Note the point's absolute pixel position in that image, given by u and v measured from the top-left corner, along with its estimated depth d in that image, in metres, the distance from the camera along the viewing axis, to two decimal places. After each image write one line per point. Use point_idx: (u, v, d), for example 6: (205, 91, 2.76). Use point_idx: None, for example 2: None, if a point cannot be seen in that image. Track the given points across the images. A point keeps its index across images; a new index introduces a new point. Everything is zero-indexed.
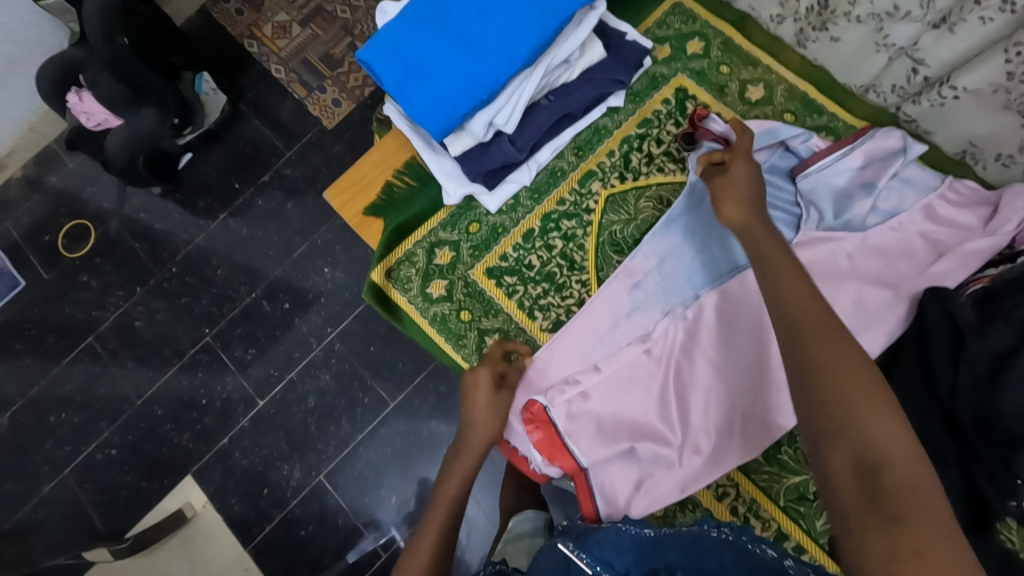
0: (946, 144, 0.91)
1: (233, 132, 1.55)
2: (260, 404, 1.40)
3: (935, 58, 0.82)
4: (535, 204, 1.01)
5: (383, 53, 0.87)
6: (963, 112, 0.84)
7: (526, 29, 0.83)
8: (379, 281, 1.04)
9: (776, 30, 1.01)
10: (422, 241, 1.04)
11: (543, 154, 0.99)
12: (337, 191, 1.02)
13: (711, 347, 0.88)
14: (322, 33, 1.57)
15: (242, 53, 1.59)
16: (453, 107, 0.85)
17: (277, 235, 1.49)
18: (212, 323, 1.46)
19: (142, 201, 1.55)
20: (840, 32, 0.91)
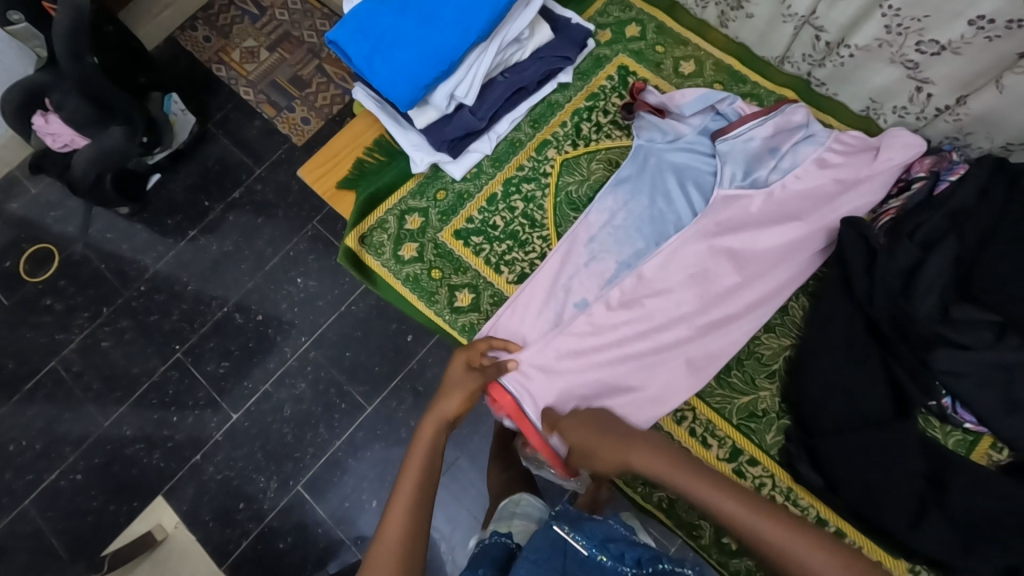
0: (851, 102, 1.04)
1: (202, 152, 1.58)
2: (234, 417, 1.38)
3: (832, 23, 0.95)
4: (497, 169, 1.07)
5: (350, 33, 0.95)
6: (861, 70, 0.97)
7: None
8: (353, 247, 1.07)
9: (702, 14, 1.12)
10: (392, 208, 1.07)
11: (502, 125, 1.07)
12: (311, 170, 1.09)
13: (661, 289, 0.92)
14: (289, 56, 1.63)
15: (210, 77, 1.63)
16: (414, 78, 0.91)
17: (248, 248, 1.50)
18: (183, 340, 1.45)
19: (108, 222, 1.54)
20: (752, 9, 1.03)
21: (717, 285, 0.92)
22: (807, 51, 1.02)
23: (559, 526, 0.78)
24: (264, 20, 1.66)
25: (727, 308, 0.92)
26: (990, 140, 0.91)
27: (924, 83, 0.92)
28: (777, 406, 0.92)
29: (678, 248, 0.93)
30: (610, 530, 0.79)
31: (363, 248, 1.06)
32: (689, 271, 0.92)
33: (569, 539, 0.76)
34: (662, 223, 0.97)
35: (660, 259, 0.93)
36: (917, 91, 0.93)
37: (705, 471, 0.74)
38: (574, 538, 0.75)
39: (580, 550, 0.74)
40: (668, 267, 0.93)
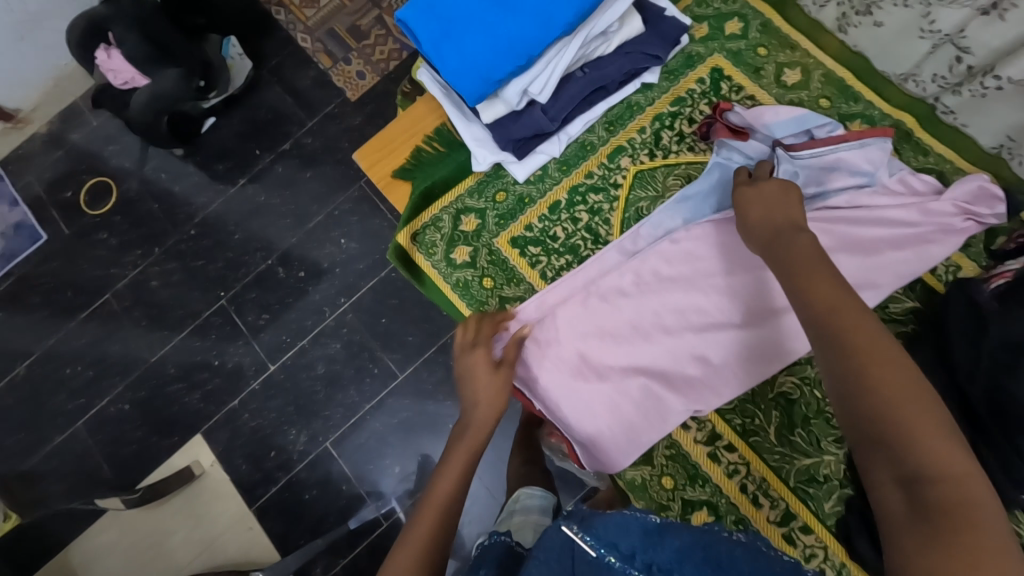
0: (983, 137, 0.89)
1: (255, 98, 1.55)
2: (270, 368, 1.42)
3: (981, 46, 0.79)
4: (562, 173, 1.01)
5: (422, 13, 0.88)
6: (1005, 105, 0.82)
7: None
8: (403, 244, 1.04)
9: (817, 13, 0.99)
10: (449, 201, 1.04)
11: (574, 127, 1.00)
12: (373, 150, 1.06)
13: (680, 302, 0.90)
14: (349, 4, 1.57)
15: (269, 20, 1.58)
16: (487, 71, 0.86)
17: (294, 203, 1.50)
18: (226, 287, 1.47)
19: (163, 161, 1.55)
20: (881, 16, 0.90)
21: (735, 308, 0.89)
22: (938, 73, 0.88)
23: (565, 526, 0.64)
24: None
25: (741, 341, 0.89)
26: None
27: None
28: (840, 473, 0.86)
29: (710, 261, 0.90)
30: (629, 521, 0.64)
31: (415, 243, 1.04)
32: (710, 287, 0.90)
33: (577, 539, 0.63)
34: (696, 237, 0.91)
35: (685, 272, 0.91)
36: None
37: (835, 275, 0.67)
38: (582, 537, 0.62)
39: (588, 549, 0.61)
40: (693, 283, 0.91)
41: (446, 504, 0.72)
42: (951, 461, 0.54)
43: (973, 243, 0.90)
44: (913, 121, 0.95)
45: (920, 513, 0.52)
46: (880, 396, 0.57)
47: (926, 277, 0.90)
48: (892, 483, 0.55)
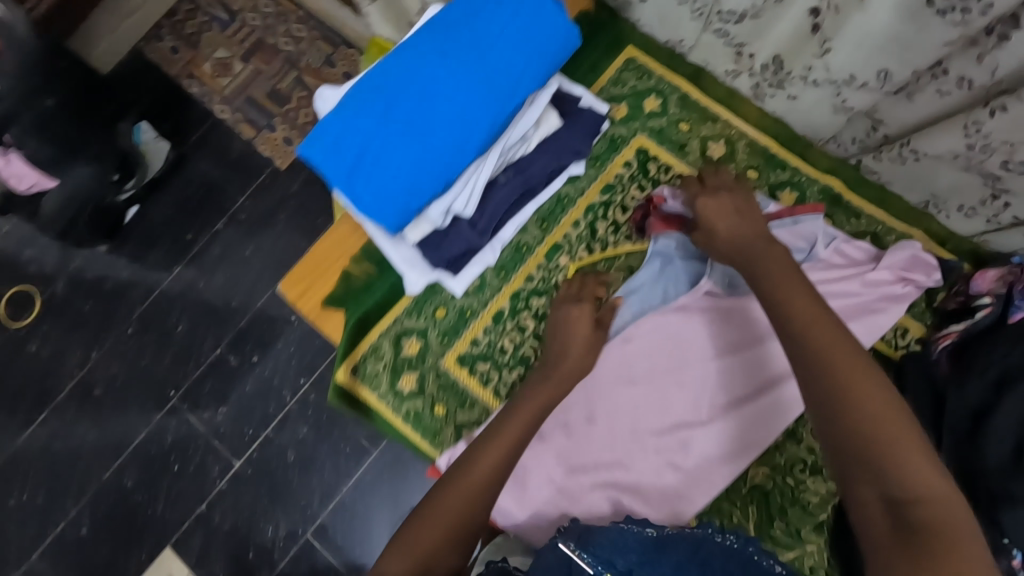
0: (909, 194, 0.94)
1: (180, 178, 1.47)
2: (236, 464, 1.34)
3: (895, 119, 0.86)
4: (501, 281, 0.97)
5: (324, 149, 0.73)
6: (926, 170, 0.87)
7: (480, 67, 0.73)
8: (345, 379, 0.98)
9: (732, 83, 1.00)
10: (386, 329, 0.99)
11: (506, 229, 0.89)
12: (298, 279, 0.94)
13: (640, 406, 0.90)
14: (265, 66, 1.50)
15: (183, 94, 1.50)
16: (406, 204, 0.72)
17: (237, 284, 1.42)
18: (178, 384, 1.39)
19: (88, 258, 1.45)
20: (793, 90, 0.91)
21: (697, 405, 0.89)
22: (857, 136, 0.93)
23: (564, 543, 0.70)
24: (234, 26, 1.52)
25: (708, 439, 0.88)
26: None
27: (1000, 193, 0.82)
28: (825, 562, 0.86)
29: (664, 361, 0.90)
30: (618, 539, 0.70)
31: (355, 379, 0.99)
32: (668, 386, 0.90)
33: (574, 556, 0.68)
34: (647, 334, 0.91)
35: (642, 374, 0.90)
36: (993, 198, 0.84)
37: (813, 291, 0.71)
38: (580, 555, 0.68)
39: (584, 565, 0.67)
40: (649, 384, 0.90)
41: (446, 534, 0.69)
42: (927, 483, 0.58)
43: (918, 304, 0.93)
44: (842, 183, 0.97)
45: (903, 530, 0.56)
46: (861, 422, 0.61)
47: (880, 343, 0.92)
48: (876, 500, 0.59)
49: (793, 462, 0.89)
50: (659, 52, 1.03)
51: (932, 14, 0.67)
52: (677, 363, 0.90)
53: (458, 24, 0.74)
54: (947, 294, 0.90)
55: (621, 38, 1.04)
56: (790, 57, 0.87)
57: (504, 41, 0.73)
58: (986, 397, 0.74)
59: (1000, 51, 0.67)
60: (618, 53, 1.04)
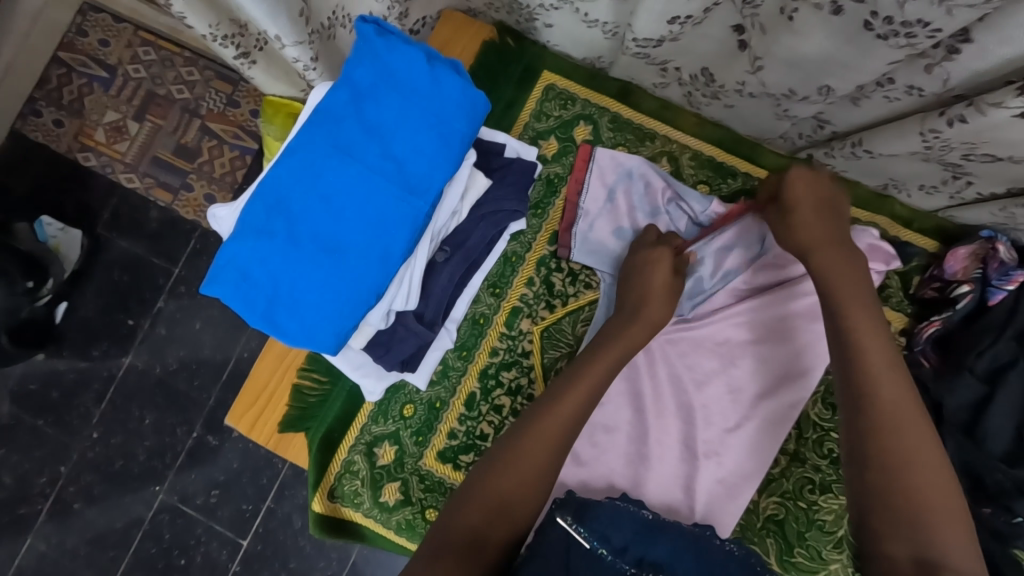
0: (866, 180, 0.52)
1: (101, 260, 0.89)
2: (244, 543, 0.85)
3: (847, 121, 0.44)
4: (469, 363, 0.54)
5: (230, 285, 0.42)
6: (893, 163, 0.47)
7: (399, 136, 0.42)
8: (327, 532, 0.53)
9: (662, 91, 0.55)
10: (355, 443, 0.54)
11: (460, 306, 0.52)
12: (243, 411, 0.54)
13: (629, 450, 0.52)
14: (161, 117, 0.90)
15: (77, 172, 0.90)
16: (338, 325, 0.42)
17: (195, 361, 0.88)
18: (160, 478, 0.87)
19: (11, 374, 0.88)
20: (736, 102, 0.48)
21: (690, 435, 0.51)
22: (799, 133, 0.50)
23: (559, 516, 0.36)
24: (111, 24, 0.91)
25: (711, 480, 0.51)
26: None
27: (963, 174, 0.44)
28: None
29: (642, 397, 0.52)
30: (629, 512, 0.39)
31: (337, 507, 0.53)
32: (663, 428, 0.52)
33: (572, 534, 0.35)
34: (636, 371, 0.52)
35: (622, 414, 0.52)
36: (948, 176, 0.46)
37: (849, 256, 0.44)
38: (579, 528, 0.35)
39: (583, 542, 0.35)
40: (638, 425, 0.52)
41: None
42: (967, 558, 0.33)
43: (889, 290, 0.52)
44: None
45: None
46: (889, 431, 0.37)
47: None
48: (901, 553, 0.34)
49: (799, 482, 0.51)
50: (586, 73, 0.56)
51: (869, 40, 0.32)
52: (649, 397, 0.52)
53: (355, 77, 0.42)
54: (923, 280, 0.51)
55: (535, 69, 0.57)
56: (722, 69, 0.44)
57: (432, 93, 0.42)
58: (977, 395, 0.45)
59: (951, 65, 0.32)
60: (534, 86, 0.56)
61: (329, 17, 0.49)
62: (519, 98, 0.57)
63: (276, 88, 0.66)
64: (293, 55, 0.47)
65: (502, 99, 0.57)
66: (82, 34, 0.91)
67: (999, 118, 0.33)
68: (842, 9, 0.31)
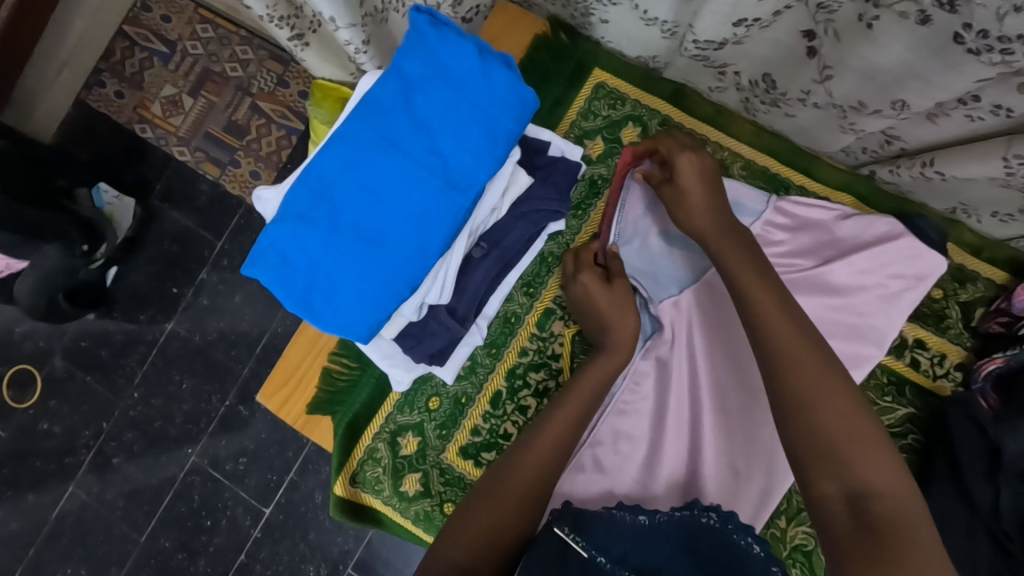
0: (932, 201, 0.49)
1: (152, 229, 0.93)
2: (268, 512, 0.88)
3: (918, 139, 0.41)
4: (498, 361, 0.54)
5: (271, 265, 0.43)
6: (966, 186, 0.43)
7: (444, 129, 0.41)
8: (348, 516, 0.54)
9: (718, 95, 0.52)
10: (379, 431, 0.54)
11: (492, 304, 0.52)
12: (274, 390, 0.56)
13: (648, 457, 0.50)
14: (215, 94, 0.93)
15: (135, 142, 0.94)
16: (371, 309, 0.42)
17: (233, 332, 0.91)
18: (193, 441, 0.90)
19: (63, 330, 0.93)
20: (799, 111, 0.45)
21: (718, 446, 0.50)
22: (864, 147, 0.47)
23: (557, 526, 0.37)
24: (175, 1, 0.94)
25: (737, 493, 0.49)
26: None
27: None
28: None
29: (667, 404, 0.50)
30: (630, 524, 0.39)
31: (358, 492, 0.54)
32: (684, 436, 0.50)
33: (570, 543, 0.36)
34: (666, 376, 0.51)
35: (649, 421, 0.51)
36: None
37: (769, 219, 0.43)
38: (576, 537, 0.36)
39: (580, 550, 0.35)
40: (665, 432, 0.50)
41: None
42: (889, 475, 0.32)
43: (948, 321, 0.49)
44: (855, 203, 0.50)
45: (864, 527, 0.30)
46: (794, 366, 0.36)
47: (911, 374, 0.49)
48: (832, 491, 0.32)
49: None
50: (639, 73, 0.54)
51: (956, 55, 0.29)
52: (677, 405, 0.50)
53: (404, 66, 0.42)
54: (988, 313, 0.48)
55: (586, 66, 0.55)
56: (786, 76, 0.42)
57: (480, 87, 0.41)
58: None
59: None
60: (584, 84, 0.55)
61: (382, 3, 0.48)
62: (567, 95, 0.55)
63: (328, 72, 0.67)
64: (345, 39, 0.47)
65: (550, 95, 0.55)
66: (147, 9, 0.94)
67: None
68: (930, 19, 0.29)
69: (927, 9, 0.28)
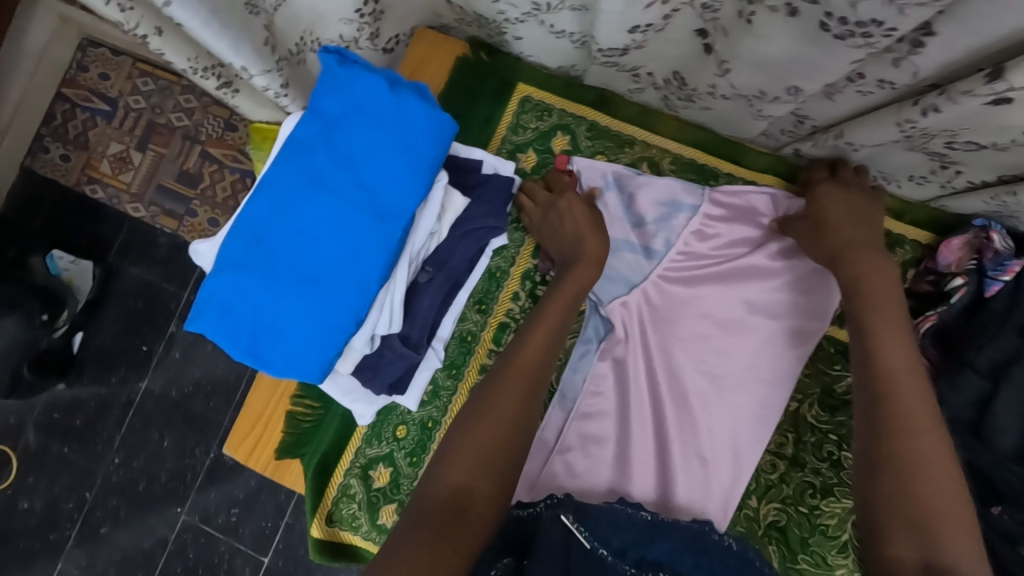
0: None
1: (113, 288, 0.90)
2: (266, 560, 0.86)
3: (824, 116, 0.42)
4: (460, 381, 0.54)
5: (216, 317, 0.43)
6: (879, 155, 0.45)
7: (370, 163, 0.42)
8: (326, 558, 0.54)
9: (638, 96, 0.54)
10: (350, 467, 0.54)
11: (446, 325, 0.52)
12: (240, 439, 0.55)
13: (617, 457, 0.51)
14: (163, 146, 0.92)
15: (87, 203, 0.92)
16: (321, 347, 0.42)
17: (210, 382, 0.88)
18: (182, 499, 0.87)
19: (34, 403, 0.90)
20: (712, 103, 0.47)
21: (685, 432, 0.51)
22: (780, 129, 0.49)
23: (561, 514, 0.36)
24: (111, 57, 0.93)
25: (710, 476, 0.50)
26: None
27: (951, 163, 0.42)
28: None
29: (628, 401, 0.51)
30: (631, 517, 0.37)
31: (335, 531, 0.54)
32: (649, 431, 0.51)
33: (573, 532, 0.35)
34: (627, 372, 0.51)
35: (613, 417, 0.51)
36: (936, 166, 0.44)
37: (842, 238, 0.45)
38: (580, 528, 0.35)
39: (584, 541, 0.34)
40: (632, 426, 0.51)
41: None
42: (976, 562, 0.33)
43: None
44: (780, 183, 0.52)
45: None
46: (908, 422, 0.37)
47: None
48: (909, 555, 0.34)
49: (801, 487, 0.50)
50: (564, 82, 0.55)
51: (828, 41, 0.31)
52: (639, 398, 0.51)
53: (322, 105, 0.42)
54: (918, 274, 0.50)
55: (510, 81, 0.56)
56: (693, 72, 0.43)
57: (397, 117, 0.42)
58: (982, 391, 0.43)
59: (918, 57, 0.31)
60: (510, 99, 0.56)
61: (297, 44, 0.50)
62: (496, 112, 0.56)
63: (262, 114, 0.66)
64: (262, 85, 0.47)
65: (479, 114, 0.56)
66: (83, 69, 0.93)
67: (972, 106, 0.32)
68: (797, 11, 0.30)
69: (792, 2, 0.30)
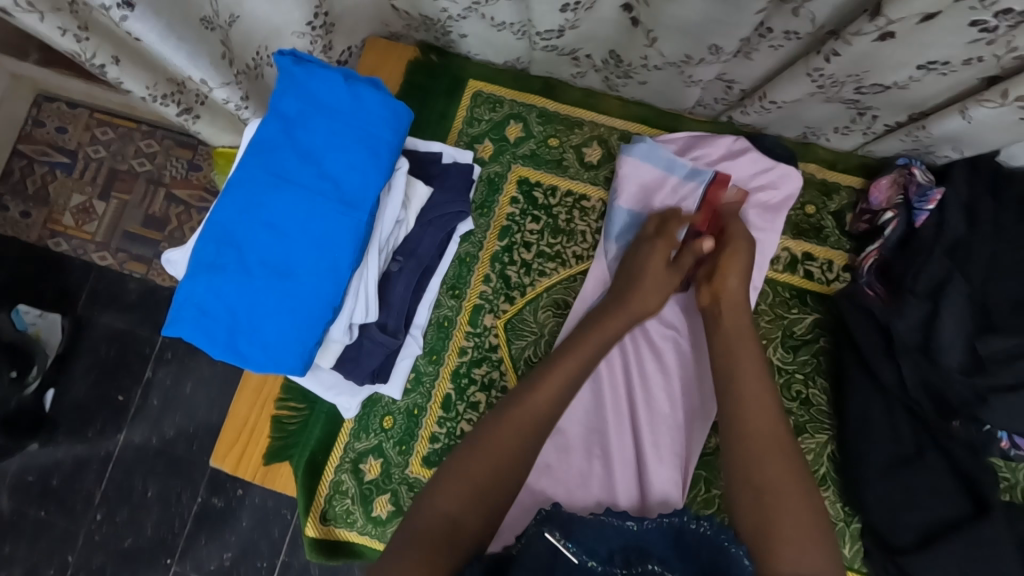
0: (786, 130, 0.54)
1: (83, 338, 0.88)
2: None
3: (748, 76, 0.47)
4: (440, 367, 0.55)
5: (191, 317, 0.44)
6: (802, 109, 0.49)
7: (330, 154, 0.44)
8: (326, 556, 0.53)
9: (582, 80, 0.58)
10: (341, 463, 0.54)
11: (422, 313, 0.53)
12: (226, 450, 0.55)
13: (589, 426, 0.52)
14: (126, 191, 0.92)
15: (50, 258, 0.91)
16: (297, 335, 0.43)
17: (192, 425, 0.86)
18: (170, 550, 0.84)
19: (7, 469, 0.87)
20: (647, 78, 0.51)
21: (656, 389, 0.53)
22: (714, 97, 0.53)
23: (547, 530, 0.37)
24: (69, 112, 0.94)
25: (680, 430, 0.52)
26: (961, 144, 0.46)
27: (866, 109, 0.47)
28: None
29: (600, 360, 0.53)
30: (619, 529, 0.38)
31: (331, 529, 0.53)
32: (620, 395, 0.53)
33: (559, 548, 0.36)
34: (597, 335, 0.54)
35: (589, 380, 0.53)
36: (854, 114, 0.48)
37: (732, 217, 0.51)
38: (567, 544, 0.36)
39: (571, 557, 0.35)
40: (607, 387, 0.53)
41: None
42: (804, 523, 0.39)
43: (826, 231, 0.55)
44: None
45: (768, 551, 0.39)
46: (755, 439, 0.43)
47: (808, 285, 0.54)
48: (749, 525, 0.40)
49: None
50: (513, 77, 0.59)
51: None
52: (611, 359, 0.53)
53: (280, 106, 0.44)
54: (855, 215, 0.54)
55: (460, 79, 0.59)
56: (626, 48, 0.47)
57: (353, 111, 0.44)
58: (928, 313, 0.46)
59: (812, 5, 0.36)
60: (462, 95, 0.59)
61: (254, 59, 0.53)
62: (449, 108, 0.59)
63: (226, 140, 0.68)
64: (223, 96, 0.49)
65: (434, 111, 0.59)
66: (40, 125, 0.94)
67: (864, 44, 0.36)
68: None
69: None
